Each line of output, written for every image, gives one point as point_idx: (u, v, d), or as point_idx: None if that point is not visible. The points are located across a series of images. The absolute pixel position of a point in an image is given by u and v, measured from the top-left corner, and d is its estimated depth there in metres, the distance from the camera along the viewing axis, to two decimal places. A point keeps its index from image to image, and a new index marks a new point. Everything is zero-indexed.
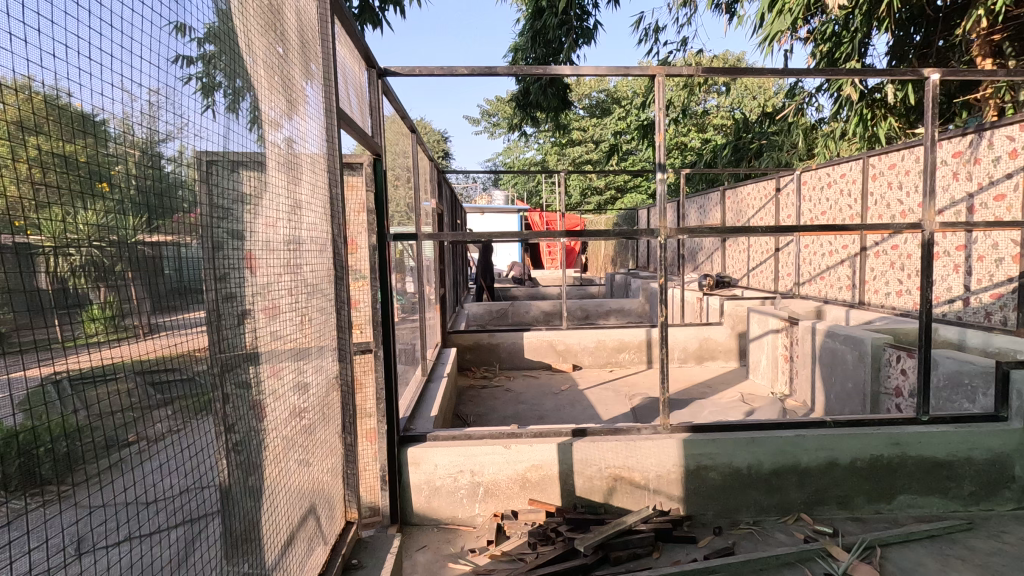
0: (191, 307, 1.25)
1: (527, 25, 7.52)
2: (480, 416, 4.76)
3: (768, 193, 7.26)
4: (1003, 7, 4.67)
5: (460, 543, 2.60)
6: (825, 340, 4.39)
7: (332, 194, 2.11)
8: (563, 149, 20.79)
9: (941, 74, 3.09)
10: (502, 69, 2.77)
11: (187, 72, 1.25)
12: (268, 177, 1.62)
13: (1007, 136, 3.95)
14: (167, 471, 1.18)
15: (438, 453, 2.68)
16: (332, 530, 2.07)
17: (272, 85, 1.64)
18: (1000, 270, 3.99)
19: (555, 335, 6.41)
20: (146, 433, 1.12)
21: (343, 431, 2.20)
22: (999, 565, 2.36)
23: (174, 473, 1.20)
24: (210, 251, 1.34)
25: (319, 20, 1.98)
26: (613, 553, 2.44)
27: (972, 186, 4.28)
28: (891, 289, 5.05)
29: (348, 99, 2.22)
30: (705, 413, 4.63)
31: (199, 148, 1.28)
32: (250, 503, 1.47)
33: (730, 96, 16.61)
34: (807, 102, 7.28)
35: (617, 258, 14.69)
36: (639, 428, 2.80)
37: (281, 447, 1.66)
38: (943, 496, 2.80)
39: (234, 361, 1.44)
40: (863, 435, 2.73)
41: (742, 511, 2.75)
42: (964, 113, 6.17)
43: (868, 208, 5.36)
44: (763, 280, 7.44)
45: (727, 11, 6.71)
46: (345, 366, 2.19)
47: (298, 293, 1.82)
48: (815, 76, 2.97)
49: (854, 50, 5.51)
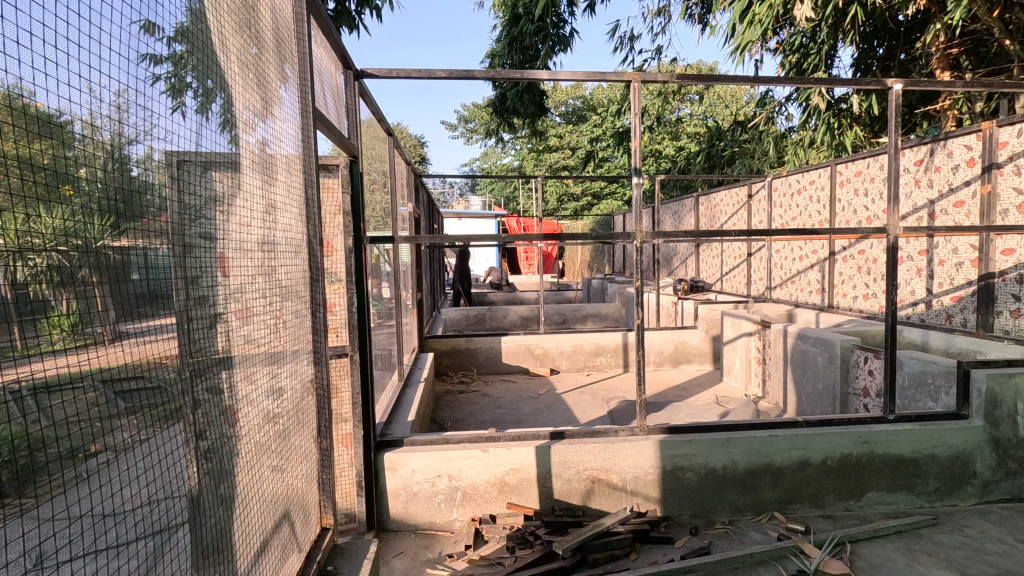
0: (160, 314, 1.21)
1: (503, 32, 7.56)
2: (458, 420, 4.74)
3: (740, 199, 7.43)
4: (961, 21, 4.87)
5: (438, 548, 2.57)
6: (796, 342, 4.50)
7: (308, 195, 2.08)
8: (540, 156, 20.93)
9: (903, 84, 3.20)
10: (480, 73, 2.78)
11: (155, 72, 1.22)
12: (242, 180, 1.60)
13: (965, 145, 4.12)
14: (131, 481, 1.14)
15: (415, 458, 2.65)
16: (307, 538, 2.03)
17: (247, 86, 1.62)
18: (960, 273, 4.14)
19: (533, 339, 6.42)
20: (112, 442, 1.09)
21: (319, 436, 2.17)
22: (962, 559, 2.43)
23: (140, 483, 1.17)
24: (179, 254, 1.30)
25: (294, 19, 1.96)
26: (591, 555, 2.44)
27: (932, 194, 4.43)
28: (858, 293, 5.20)
29: (324, 99, 2.20)
30: (681, 415, 4.69)
31: (167, 149, 1.25)
32: (221, 512, 1.43)
33: (703, 105, 16.95)
34: (777, 111, 7.48)
35: (594, 263, 14.83)
36: (616, 430, 2.82)
37: (254, 452, 1.62)
38: (909, 493, 2.88)
39: (207, 365, 1.41)
40: (834, 434, 2.79)
41: (717, 511, 2.79)
42: (925, 123, 6.41)
43: (836, 214, 5.52)
44: (736, 284, 7.59)
45: (699, 21, 6.85)
46: (321, 369, 2.16)
47: (272, 296, 1.79)
48: (785, 85, 3.05)
49: (821, 61, 5.68)
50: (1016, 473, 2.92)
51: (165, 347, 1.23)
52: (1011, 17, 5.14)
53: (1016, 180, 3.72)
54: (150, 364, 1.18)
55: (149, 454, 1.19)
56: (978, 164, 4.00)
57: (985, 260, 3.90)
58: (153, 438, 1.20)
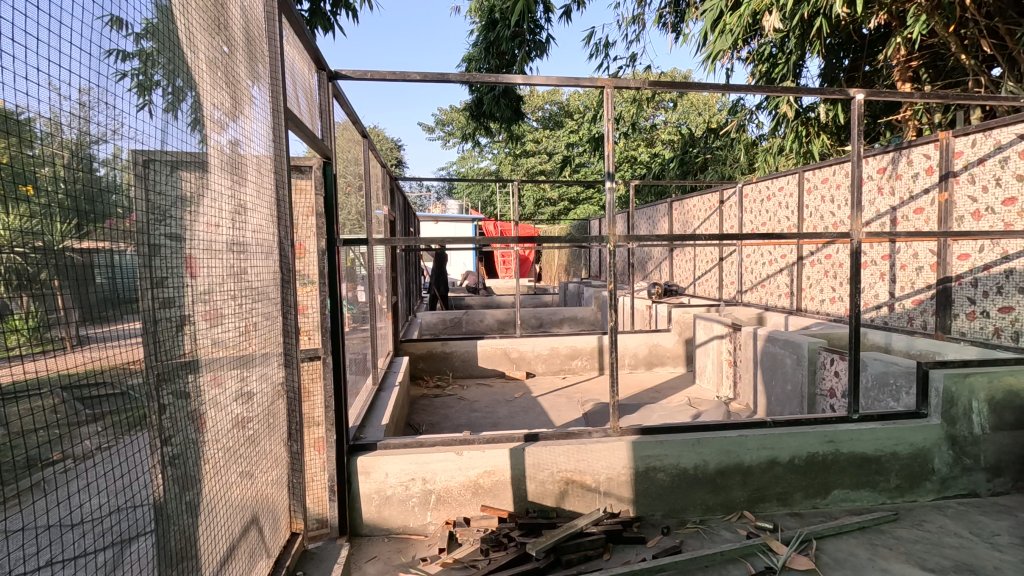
0: (126, 318, 1.19)
1: (480, 36, 7.59)
2: (433, 424, 4.72)
3: (712, 205, 7.58)
4: (922, 35, 5.05)
5: (411, 552, 2.55)
6: (765, 344, 4.61)
7: (279, 196, 2.05)
8: (517, 160, 20.98)
9: (865, 94, 3.29)
10: (455, 76, 2.79)
11: (121, 69, 1.19)
12: (209, 180, 1.57)
13: (924, 154, 4.27)
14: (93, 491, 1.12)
15: (388, 462, 2.63)
16: (276, 544, 2.00)
17: (215, 85, 1.59)
18: (920, 277, 4.29)
19: (509, 343, 6.43)
20: (73, 452, 1.06)
21: (289, 440, 2.13)
22: (922, 552, 2.52)
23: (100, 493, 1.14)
24: (146, 257, 1.28)
25: (266, 18, 1.93)
26: (565, 555, 2.45)
27: (894, 201, 4.59)
28: (825, 296, 5.34)
29: (296, 99, 2.18)
30: (655, 417, 4.75)
31: (135, 149, 1.23)
32: (188, 518, 1.41)
33: (677, 112, 17.20)
34: (748, 119, 7.66)
35: (571, 267, 14.92)
36: (590, 431, 2.84)
37: (222, 458, 1.60)
38: (872, 490, 2.97)
39: (173, 370, 1.38)
40: (800, 434, 2.86)
41: (689, 510, 2.83)
42: (888, 133, 6.62)
43: (804, 219, 5.67)
44: (708, 288, 7.72)
45: (673, 29, 6.98)
46: (292, 372, 2.12)
47: (242, 299, 1.76)
48: (754, 92, 3.12)
49: (789, 70, 5.82)
50: (972, 469, 3.04)
51: (132, 351, 1.20)
52: (965, 32, 5.37)
53: (971, 188, 3.89)
54: (112, 371, 1.16)
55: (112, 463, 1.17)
56: (936, 172, 4.16)
57: (943, 264, 4.04)
58: (118, 445, 1.17)
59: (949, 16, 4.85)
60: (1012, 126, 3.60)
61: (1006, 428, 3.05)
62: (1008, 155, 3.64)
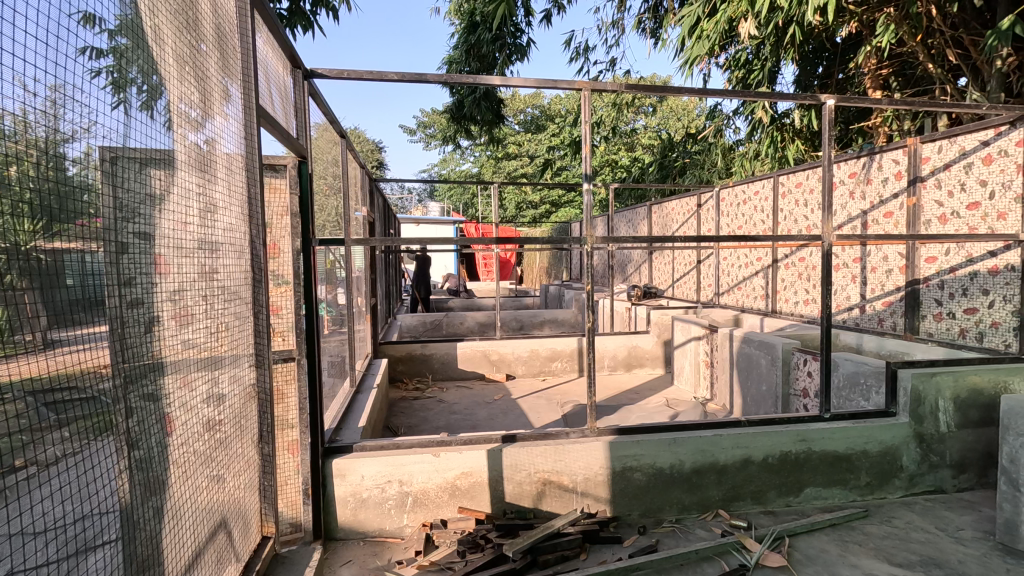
0: (95, 321, 1.17)
1: (461, 39, 7.58)
2: (412, 426, 4.69)
3: (690, 208, 7.68)
4: (891, 43, 5.18)
5: (387, 556, 2.53)
6: (741, 345, 4.68)
7: (251, 194, 2.01)
8: (498, 163, 20.98)
9: (835, 99, 3.37)
10: (433, 76, 2.78)
11: (96, 66, 1.18)
12: (179, 177, 1.53)
13: (894, 160, 4.38)
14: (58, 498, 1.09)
15: (364, 464, 2.61)
16: (246, 548, 1.97)
17: (185, 80, 1.55)
18: (889, 280, 4.39)
19: (489, 345, 6.43)
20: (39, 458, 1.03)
21: (261, 442, 2.09)
22: (890, 547, 2.58)
23: (67, 501, 1.12)
24: (114, 256, 1.25)
25: (237, 14, 1.90)
26: (541, 556, 2.45)
27: (865, 205, 4.70)
28: (799, 298, 5.44)
29: (269, 97, 2.15)
30: (633, 418, 4.79)
31: (105, 146, 1.20)
32: (156, 523, 1.38)
33: (657, 117, 17.37)
34: (725, 123, 7.78)
35: (552, 269, 14.95)
36: (567, 432, 2.85)
37: (191, 462, 1.57)
38: (843, 488, 3.02)
39: (140, 372, 1.35)
40: (773, 432, 2.91)
41: (665, 510, 2.86)
42: (860, 139, 6.78)
43: (778, 223, 5.77)
44: (686, 290, 7.81)
45: (651, 34, 7.07)
46: (264, 373, 2.08)
47: (213, 299, 1.73)
48: (730, 97, 3.17)
49: (764, 77, 5.93)
50: (938, 466, 3.12)
51: (100, 355, 1.19)
52: (932, 42, 5.53)
53: (937, 193, 4.01)
54: (80, 374, 1.14)
55: (80, 469, 1.14)
56: (904, 177, 4.27)
57: (911, 267, 4.15)
58: (88, 449, 1.15)
59: (917, 26, 5.00)
60: (976, 133, 3.71)
61: (971, 425, 3.14)
62: (972, 161, 3.75)
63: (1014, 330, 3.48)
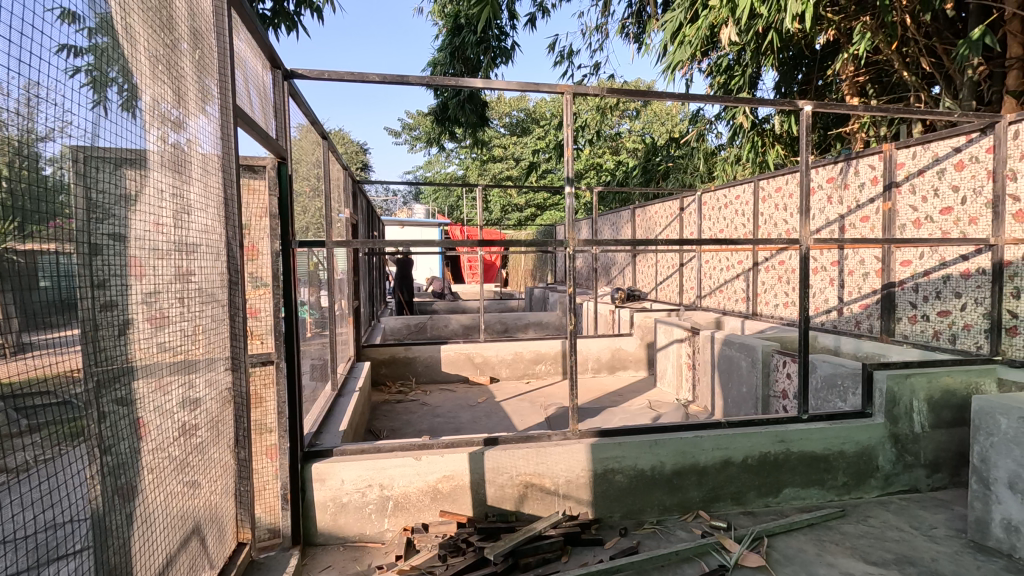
0: (69, 323, 1.16)
1: (445, 41, 7.56)
2: (394, 430, 4.65)
3: (673, 212, 7.75)
4: (868, 51, 5.28)
5: (367, 561, 2.51)
6: (722, 348, 4.73)
7: (227, 195, 1.98)
8: (483, 166, 20.98)
9: (813, 105, 3.42)
10: (414, 78, 2.77)
11: (75, 64, 1.18)
12: (153, 177, 1.51)
13: (870, 165, 4.46)
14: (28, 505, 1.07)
15: (344, 468, 2.59)
16: (221, 554, 1.94)
17: (160, 79, 1.53)
18: (866, 283, 4.47)
19: (473, 348, 6.41)
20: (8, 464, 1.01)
21: (237, 446, 2.06)
22: (866, 546, 2.62)
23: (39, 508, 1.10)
24: (87, 258, 1.23)
25: (214, 12, 1.87)
26: (522, 559, 2.44)
27: (842, 209, 4.78)
28: (778, 301, 5.52)
29: (248, 98, 2.13)
30: (615, 420, 4.81)
31: (81, 145, 1.19)
32: (128, 531, 1.35)
33: (641, 121, 17.50)
34: (707, 128, 7.87)
35: (536, 272, 14.97)
36: (549, 434, 2.85)
37: (165, 467, 1.54)
38: (821, 488, 3.07)
39: (113, 376, 1.32)
40: (752, 434, 2.94)
41: (646, 511, 2.87)
42: (838, 144, 6.91)
43: (759, 227, 5.84)
44: (669, 293, 7.87)
45: (635, 39, 7.14)
46: (240, 377, 2.04)
47: (188, 301, 1.71)
48: (711, 102, 3.20)
49: (745, 82, 6.01)
50: (913, 466, 3.18)
51: (74, 359, 1.17)
52: (907, 51, 5.64)
53: (912, 198, 4.09)
54: (54, 379, 1.12)
55: (50, 476, 1.11)
56: (880, 182, 4.35)
57: (887, 270, 4.23)
58: (60, 456, 1.13)
59: (892, 35, 5.10)
60: (949, 140, 3.80)
61: (944, 425, 3.21)
62: (944, 167, 3.84)
63: (985, 332, 3.55)
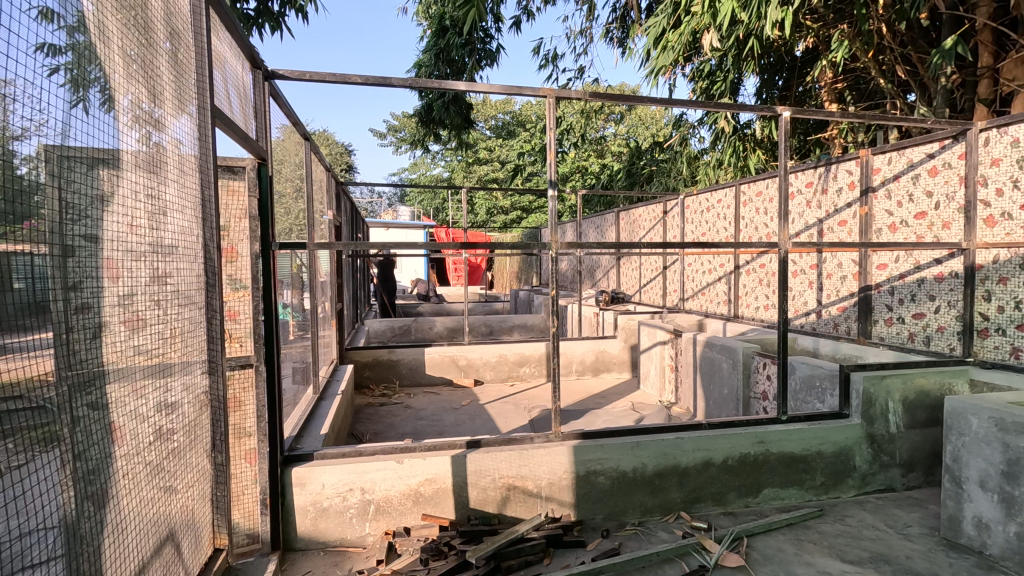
0: (42, 327, 1.13)
1: (430, 43, 7.53)
2: (377, 433, 4.63)
3: (656, 215, 7.81)
4: (845, 58, 5.37)
5: (348, 565, 2.48)
6: (704, 350, 4.78)
7: (205, 196, 1.96)
8: (469, 168, 20.96)
9: (791, 112, 3.47)
10: (397, 80, 2.77)
11: (54, 63, 1.17)
12: (128, 178, 1.48)
13: (848, 171, 4.54)
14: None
15: (325, 472, 2.56)
16: (197, 560, 1.91)
17: (135, 79, 1.51)
18: (844, 286, 4.55)
19: (457, 350, 6.40)
20: None
21: (213, 450, 2.02)
22: (842, 545, 2.66)
23: (10, 515, 1.08)
24: (60, 258, 1.21)
25: (191, 12, 1.85)
26: (504, 562, 2.44)
27: (821, 213, 4.86)
28: (759, 303, 5.59)
29: (227, 99, 2.11)
30: (599, 422, 4.83)
31: (57, 144, 1.18)
32: (101, 538, 1.33)
33: (625, 124, 17.61)
34: (690, 132, 7.95)
35: (522, 275, 15.00)
36: (532, 437, 2.86)
37: (141, 472, 1.52)
38: (800, 488, 3.11)
39: (86, 380, 1.29)
40: (732, 435, 2.97)
41: (628, 513, 2.89)
42: (817, 150, 7.02)
43: (740, 230, 5.92)
44: (653, 295, 7.93)
45: (619, 44, 7.20)
46: (217, 381, 2.01)
47: (165, 303, 1.69)
48: (692, 107, 3.23)
49: (727, 88, 6.09)
50: (889, 466, 3.24)
51: (47, 363, 1.15)
52: (883, 59, 5.75)
53: (888, 203, 4.18)
54: (27, 384, 1.10)
55: (22, 484, 1.09)
56: (857, 187, 4.43)
57: (864, 273, 4.31)
58: (31, 461, 1.11)
59: (868, 43, 5.21)
60: (922, 146, 3.89)
61: (919, 426, 3.28)
62: (918, 173, 3.93)
63: (958, 334, 3.64)
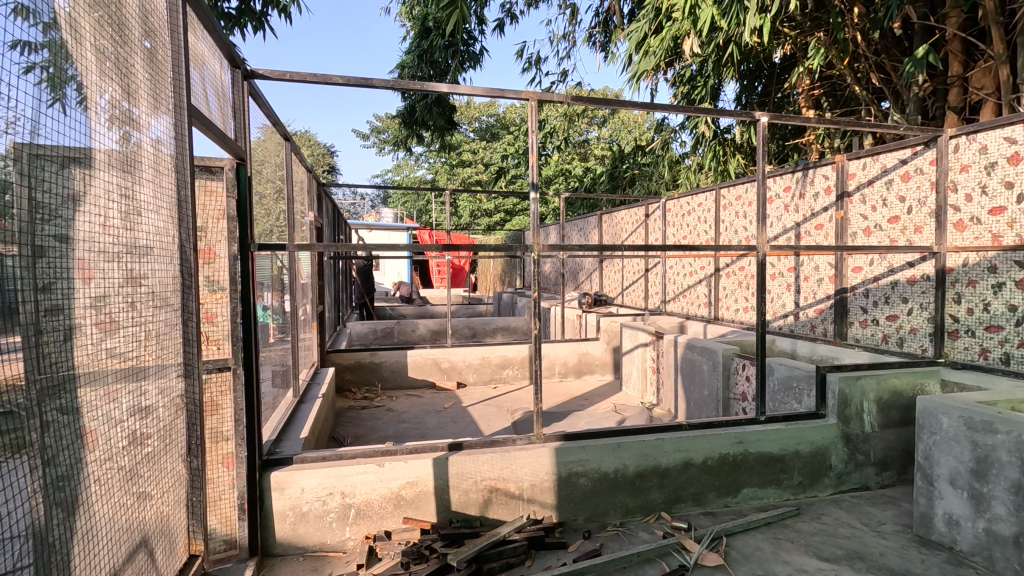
0: (10, 331, 1.11)
1: (413, 44, 7.50)
2: (359, 436, 4.59)
3: (638, 218, 7.88)
4: (821, 64, 5.48)
5: (327, 570, 2.46)
6: (685, 351, 4.84)
7: (181, 196, 1.94)
8: (452, 170, 20.91)
9: (769, 117, 3.52)
10: (379, 81, 2.75)
11: (30, 61, 1.16)
12: (101, 178, 1.45)
13: (824, 176, 4.63)
14: None
15: (305, 476, 2.53)
16: (171, 566, 1.87)
17: (109, 76, 1.48)
18: (820, 288, 4.64)
19: (440, 353, 6.37)
20: None
21: (189, 455, 1.99)
22: (819, 543, 2.70)
23: None
24: (30, 260, 1.18)
25: (168, 10, 1.83)
26: (486, 564, 2.43)
27: (798, 217, 4.95)
28: (738, 306, 5.67)
29: (204, 98, 2.08)
30: (581, 423, 4.85)
31: (29, 142, 1.16)
32: (71, 545, 1.30)
33: (608, 129, 17.73)
34: (671, 136, 8.03)
35: (505, 277, 15.00)
36: (514, 439, 2.86)
37: (113, 477, 1.49)
38: (778, 487, 3.15)
39: (57, 383, 1.27)
40: (712, 435, 3.01)
41: (609, 514, 2.90)
42: (795, 154, 7.15)
43: (720, 233, 6.00)
44: (635, 297, 7.99)
45: (601, 47, 7.25)
46: (192, 383, 1.98)
47: (140, 305, 1.66)
48: (673, 112, 3.26)
49: (707, 93, 6.17)
50: (864, 465, 3.30)
51: (17, 366, 1.12)
52: (859, 66, 5.87)
53: (862, 207, 4.28)
54: None
55: None
56: (833, 192, 4.52)
57: (839, 276, 4.39)
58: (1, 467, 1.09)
59: (843, 51, 5.32)
60: (896, 152, 3.98)
61: (892, 425, 3.36)
62: (892, 178, 4.03)
63: (930, 335, 3.73)
